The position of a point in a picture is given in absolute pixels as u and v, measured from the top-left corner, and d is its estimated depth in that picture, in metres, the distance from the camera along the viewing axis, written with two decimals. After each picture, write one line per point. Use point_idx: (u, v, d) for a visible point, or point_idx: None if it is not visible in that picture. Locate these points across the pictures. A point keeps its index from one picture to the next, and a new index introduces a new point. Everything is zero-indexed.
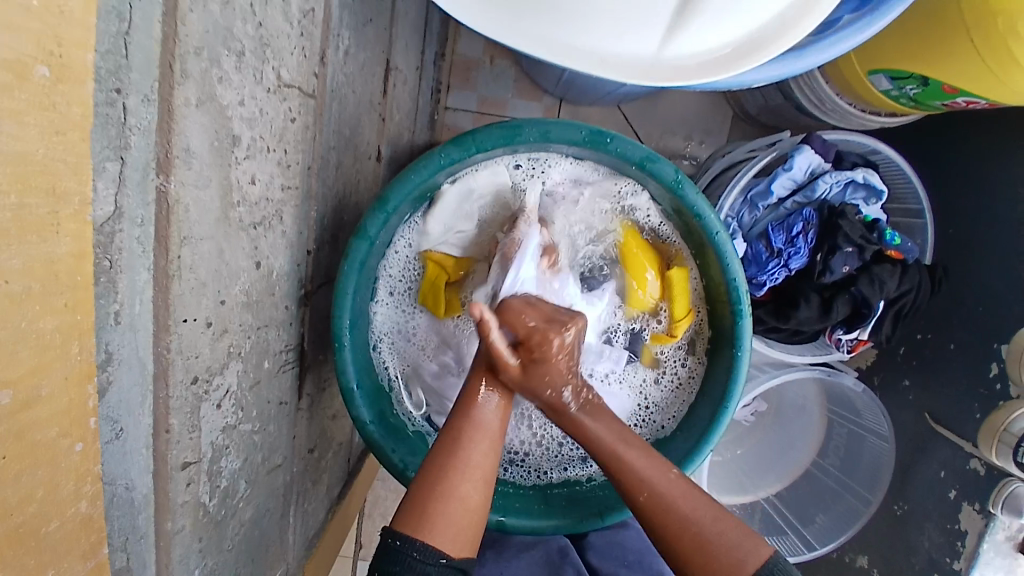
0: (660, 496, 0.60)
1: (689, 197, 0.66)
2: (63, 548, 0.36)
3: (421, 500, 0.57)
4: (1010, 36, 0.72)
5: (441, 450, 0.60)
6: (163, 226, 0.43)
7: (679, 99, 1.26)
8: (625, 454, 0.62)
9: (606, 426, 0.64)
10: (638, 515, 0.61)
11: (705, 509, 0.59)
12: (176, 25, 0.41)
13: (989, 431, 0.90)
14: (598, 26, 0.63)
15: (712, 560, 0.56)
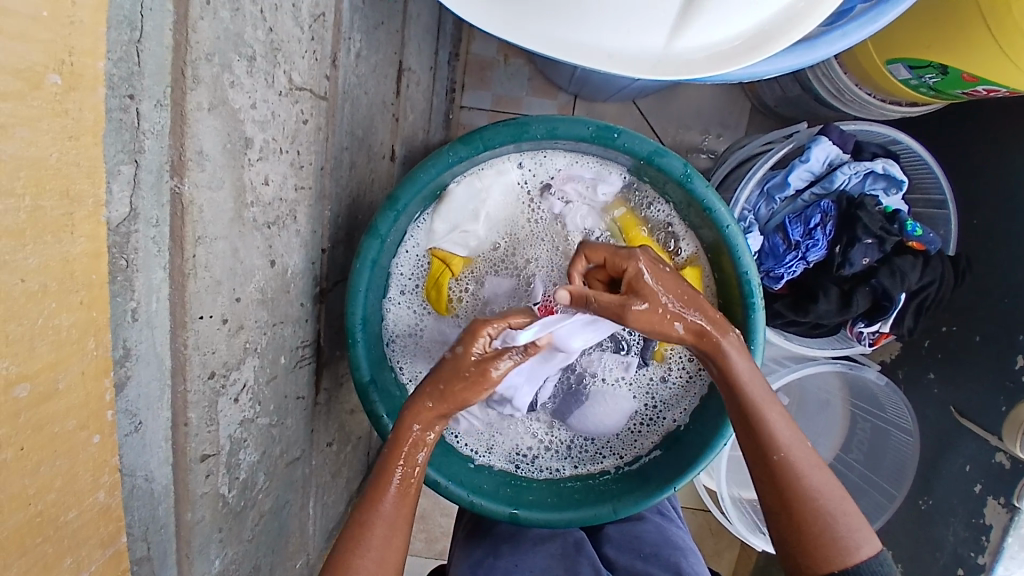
0: (796, 460, 0.62)
1: (700, 190, 0.65)
2: (82, 536, 0.38)
3: (338, 569, 0.58)
4: None
5: (362, 511, 0.60)
6: (178, 225, 0.45)
7: (695, 92, 1.25)
8: (767, 412, 0.63)
9: (755, 384, 0.63)
10: (772, 470, 0.62)
11: (835, 489, 0.61)
12: (187, 32, 0.42)
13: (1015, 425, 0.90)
14: (605, 23, 0.63)
15: (831, 533, 0.59)
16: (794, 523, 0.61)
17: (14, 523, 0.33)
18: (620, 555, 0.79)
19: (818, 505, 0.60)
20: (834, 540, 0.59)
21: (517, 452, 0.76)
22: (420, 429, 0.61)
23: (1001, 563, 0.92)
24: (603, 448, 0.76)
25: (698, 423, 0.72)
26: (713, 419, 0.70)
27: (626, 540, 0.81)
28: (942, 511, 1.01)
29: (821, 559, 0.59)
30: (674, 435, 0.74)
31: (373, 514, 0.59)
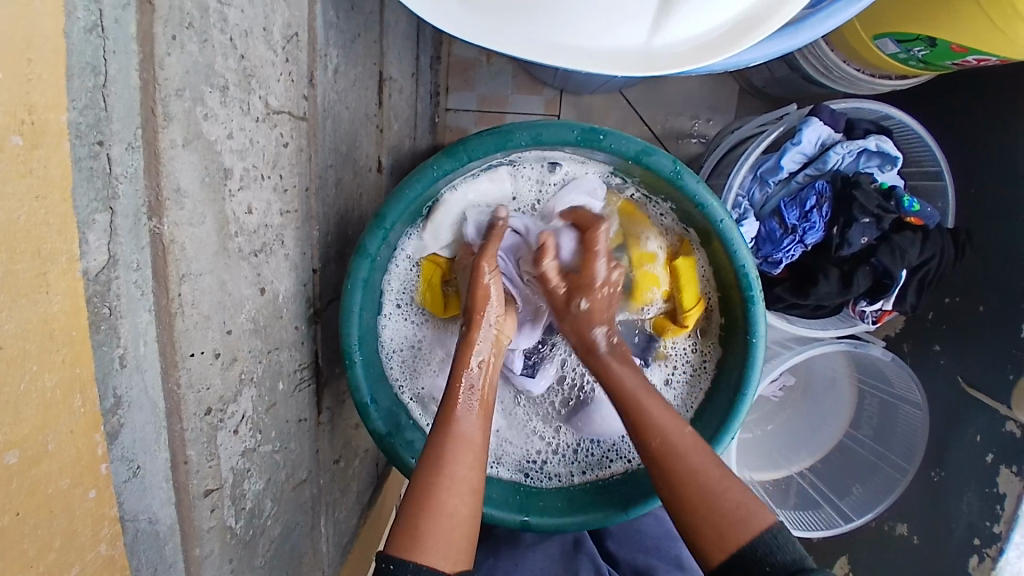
0: (671, 445, 0.62)
1: (691, 186, 0.64)
2: None
3: (421, 500, 0.58)
4: None
5: (441, 431, 0.62)
6: (161, 265, 0.44)
7: (682, 79, 1.23)
8: (646, 401, 0.64)
9: (633, 373, 0.65)
10: (648, 459, 0.62)
11: (716, 467, 0.60)
12: (153, 70, 0.42)
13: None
14: (585, 23, 0.62)
15: (720, 518, 0.58)
16: (683, 510, 0.60)
17: None
18: (621, 548, 0.82)
19: (700, 486, 0.59)
20: (730, 512, 0.57)
21: (524, 459, 0.76)
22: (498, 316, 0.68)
23: (1017, 531, 0.95)
24: (610, 452, 0.75)
25: (702, 419, 0.71)
26: (717, 414, 0.69)
27: (626, 535, 0.83)
28: (956, 484, 1.02)
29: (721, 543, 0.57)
30: None
31: (450, 430, 0.62)
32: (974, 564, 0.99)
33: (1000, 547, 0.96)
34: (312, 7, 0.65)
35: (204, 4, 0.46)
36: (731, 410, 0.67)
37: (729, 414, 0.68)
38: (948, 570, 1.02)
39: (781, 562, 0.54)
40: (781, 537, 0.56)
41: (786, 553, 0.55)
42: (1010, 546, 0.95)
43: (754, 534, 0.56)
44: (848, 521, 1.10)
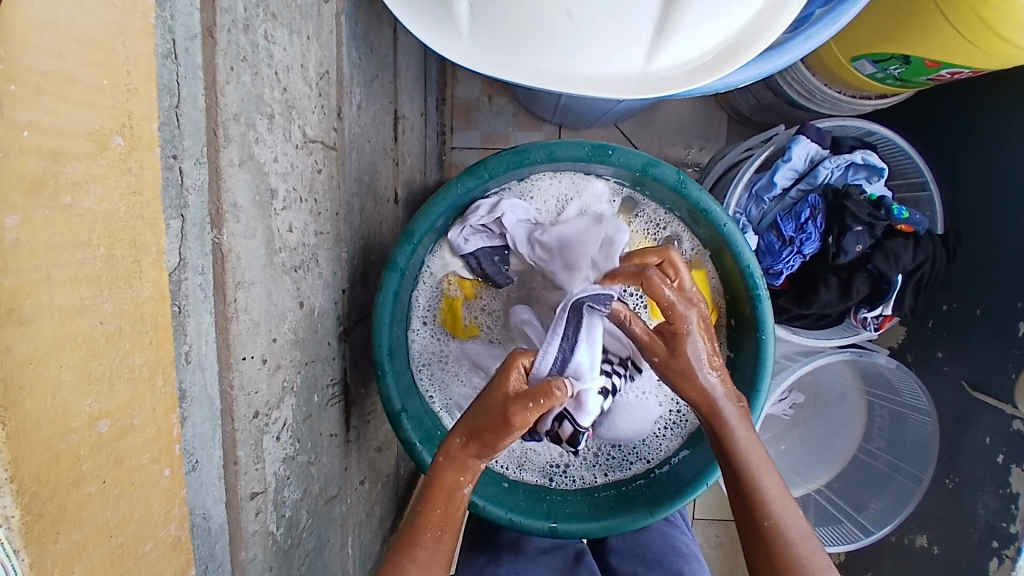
0: (783, 529, 0.58)
1: (695, 195, 0.69)
2: (159, 567, 0.39)
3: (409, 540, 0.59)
4: (978, 6, 0.74)
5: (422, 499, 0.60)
6: (220, 273, 0.49)
7: (674, 111, 1.31)
8: (762, 478, 0.60)
9: (751, 437, 0.62)
10: (754, 535, 0.59)
11: (823, 562, 0.56)
12: (216, 96, 0.47)
13: None
14: (587, 56, 0.68)
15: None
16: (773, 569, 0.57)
17: (99, 556, 0.34)
18: (622, 562, 0.84)
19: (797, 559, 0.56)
20: None
21: (549, 467, 0.77)
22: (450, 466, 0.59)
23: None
24: (630, 453, 0.77)
25: None
26: None
27: (628, 548, 0.85)
28: (970, 487, 1.02)
29: None
30: (699, 430, 0.75)
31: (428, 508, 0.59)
32: (994, 567, 0.96)
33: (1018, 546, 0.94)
34: (339, 49, 0.71)
35: (255, 42, 0.52)
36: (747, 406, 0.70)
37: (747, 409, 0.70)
38: None
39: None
40: None
41: None
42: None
43: None
44: (868, 534, 1.11)
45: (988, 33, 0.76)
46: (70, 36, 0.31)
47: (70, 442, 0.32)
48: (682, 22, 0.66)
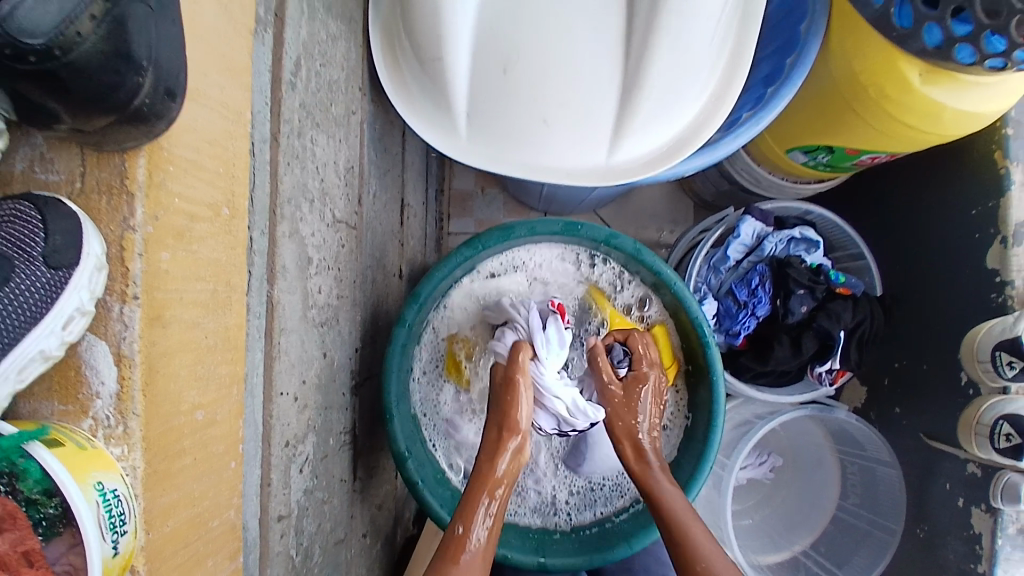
0: (674, 513, 0.69)
1: (649, 260, 0.83)
2: (218, 545, 0.46)
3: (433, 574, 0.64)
4: (884, 100, 0.92)
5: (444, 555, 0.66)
6: (270, 320, 0.61)
7: (646, 198, 1.50)
8: (654, 479, 0.73)
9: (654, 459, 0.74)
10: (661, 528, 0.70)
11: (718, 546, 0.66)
12: (277, 184, 0.62)
13: (966, 427, 1.00)
14: (562, 153, 0.86)
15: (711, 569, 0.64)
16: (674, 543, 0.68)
17: (180, 521, 0.41)
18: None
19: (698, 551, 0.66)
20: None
21: (542, 506, 0.85)
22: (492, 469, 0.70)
23: (999, 567, 0.98)
24: (616, 487, 0.85)
25: (686, 454, 0.82)
26: (697, 447, 0.81)
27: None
28: (940, 532, 1.08)
29: None
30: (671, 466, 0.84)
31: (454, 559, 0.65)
32: None
33: None
34: (362, 150, 0.88)
35: (304, 144, 0.68)
36: (707, 441, 0.80)
37: (706, 445, 0.80)
38: None
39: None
40: None
41: None
42: None
43: None
44: None
45: (894, 120, 0.94)
46: (213, 146, 0.46)
47: (178, 421, 0.41)
48: (634, 124, 0.84)
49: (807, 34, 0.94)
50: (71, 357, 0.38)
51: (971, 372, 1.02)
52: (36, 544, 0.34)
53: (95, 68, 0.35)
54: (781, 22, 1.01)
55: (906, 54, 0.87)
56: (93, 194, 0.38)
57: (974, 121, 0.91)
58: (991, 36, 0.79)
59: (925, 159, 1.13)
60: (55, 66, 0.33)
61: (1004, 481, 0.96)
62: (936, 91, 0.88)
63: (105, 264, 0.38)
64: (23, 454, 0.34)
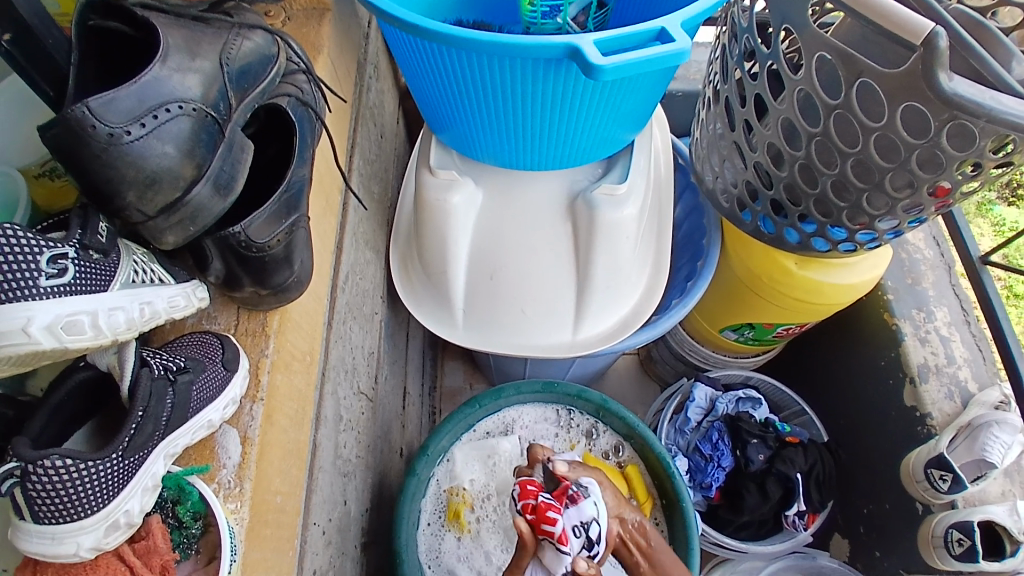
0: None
1: (615, 409, 1.02)
2: None
3: None
4: (774, 285, 1.21)
5: None
6: (313, 457, 0.77)
7: (616, 383, 1.72)
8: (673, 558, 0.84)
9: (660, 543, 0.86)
10: None
11: None
12: (327, 354, 0.84)
13: (927, 542, 1.10)
14: (537, 332, 1.12)
15: None
16: None
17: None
18: None
19: None
20: None
21: None
22: None
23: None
24: None
25: None
26: None
27: None
28: None
29: None
30: None
31: None
32: None
33: None
34: (379, 341, 1.12)
35: (345, 329, 0.92)
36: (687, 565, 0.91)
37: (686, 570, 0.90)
38: None
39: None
40: None
41: None
42: None
43: None
44: None
45: (786, 299, 1.22)
46: (303, 317, 0.70)
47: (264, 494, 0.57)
48: (591, 308, 1.12)
49: (708, 245, 1.30)
50: (209, 438, 0.58)
51: (918, 496, 1.15)
52: (175, 555, 0.52)
53: (279, 259, 0.62)
54: (687, 242, 1.40)
55: (779, 251, 1.18)
56: (247, 335, 0.64)
57: (849, 292, 1.18)
58: (832, 229, 1.03)
59: (835, 328, 1.41)
60: (263, 257, 0.60)
61: None
62: (810, 273, 1.17)
63: (249, 372, 0.62)
64: (189, 482, 0.55)
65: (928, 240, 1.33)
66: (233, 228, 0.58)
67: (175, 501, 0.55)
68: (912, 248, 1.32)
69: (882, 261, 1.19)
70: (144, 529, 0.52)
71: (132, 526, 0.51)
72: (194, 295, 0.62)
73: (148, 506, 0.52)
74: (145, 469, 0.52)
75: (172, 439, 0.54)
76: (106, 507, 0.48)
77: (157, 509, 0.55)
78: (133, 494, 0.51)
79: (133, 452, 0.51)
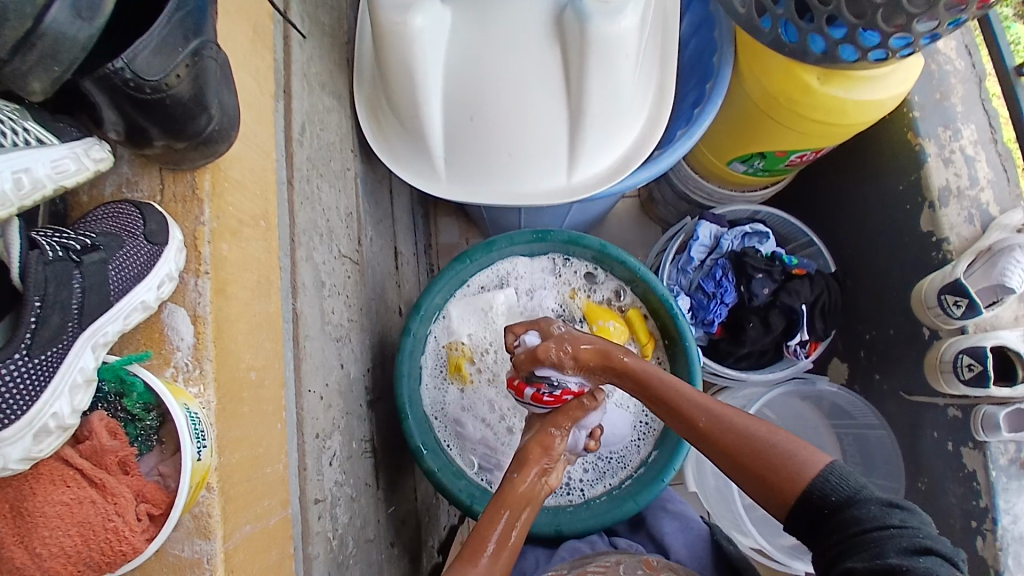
0: (711, 413, 0.76)
1: (614, 252, 0.95)
2: (236, 482, 0.54)
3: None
4: (794, 106, 1.07)
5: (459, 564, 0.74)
6: (296, 326, 0.72)
7: (617, 228, 1.65)
8: (680, 390, 0.79)
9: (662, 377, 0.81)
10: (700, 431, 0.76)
11: (752, 421, 0.74)
12: (293, 220, 0.76)
13: (933, 366, 1.10)
14: (527, 176, 1.00)
15: (749, 438, 0.72)
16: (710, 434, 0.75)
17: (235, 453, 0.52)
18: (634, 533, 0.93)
19: (736, 430, 0.73)
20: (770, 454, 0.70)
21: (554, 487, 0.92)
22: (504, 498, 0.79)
23: (999, 498, 1.02)
24: (619, 460, 0.93)
25: None
26: None
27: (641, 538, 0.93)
28: (939, 481, 1.14)
29: (752, 467, 0.71)
30: (665, 430, 0.93)
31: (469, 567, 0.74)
32: (981, 546, 1.03)
33: (993, 517, 1.02)
34: (357, 201, 1.03)
35: (312, 188, 0.82)
36: None
37: None
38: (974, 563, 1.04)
39: (838, 500, 0.64)
40: (833, 472, 0.66)
41: (837, 481, 0.66)
42: (1002, 515, 1.02)
43: (797, 463, 0.68)
44: None
45: (805, 121, 1.09)
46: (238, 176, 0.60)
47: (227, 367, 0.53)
48: (587, 144, 0.99)
49: (720, 63, 1.13)
50: (155, 320, 0.54)
51: (926, 322, 1.13)
52: (133, 449, 0.50)
53: (186, 101, 0.52)
54: (695, 63, 1.22)
55: (801, 65, 1.02)
56: (173, 201, 0.56)
57: (877, 108, 1.05)
58: (863, 34, 0.87)
59: (852, 152, 1.29)
60: (162, 98, 0.50)
61: (980, 413, 1.04)
62: (835, 89, 1.02)
63: (183, 246, 0.55)
64: (127, 372, 0.51)
65: (959, 49, 1.14)
66: (112, 62, 0.47)
67: (119, 395, 0.52)
68: (942, 59, 1.14)
69: (914, 71, 1.04)
70: (87, 427, 0.50)
71: (66, 429, 0.48)
72: (85, 157, 0.52)
73: (83, 405, 0.49)
74: (72, 363, 0.48)
75: (99, 327, 0.50)
76: (25, 414, 0.45)
77: (103, 404, 0.52)
78: (59, 393, 0.47)
79: (40, 350, 0.47)
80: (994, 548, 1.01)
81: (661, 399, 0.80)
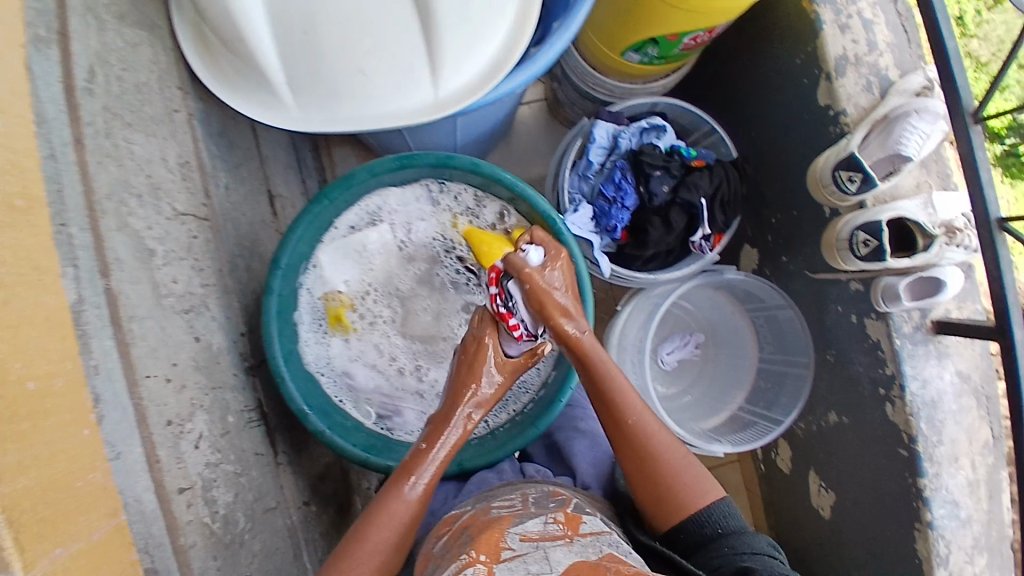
0: (644, 420, 0.79)
1: (488, 170, 0.86)
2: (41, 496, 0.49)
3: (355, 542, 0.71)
4: None
5: (373, 510, 0.73)
6: (114, 308, 0.63)
7: (524, 135, 1.54)
8: (623, 387, 0.81)
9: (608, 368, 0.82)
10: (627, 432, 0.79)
11: (677, 449, 0.79)
12: (87, 183, 0.64)
13: (831, 246, 1.09)
14: (387, 94, 0.88)
15: (667, 456, 0.77)
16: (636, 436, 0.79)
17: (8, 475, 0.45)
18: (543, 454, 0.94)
19: (661, 446, 0.78)
20: (678, 477, 0.76)
21: None
22: (426, 446, 0.77)
23: (906, 365, 1.01)
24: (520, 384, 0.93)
25: None
26: None
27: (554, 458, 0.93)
28: (846, 354, 1.13)
29: (659, 483, 0.77)
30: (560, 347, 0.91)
31: (380, 508, 0.73)
32: (892, 413, 1.03)
33: (901, 384, 1.01)
34: (198, 145, 0.89)
35: (116, 143, 0.70)
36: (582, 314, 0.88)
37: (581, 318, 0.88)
38: (874, 425, 1.09)
39: (716, 532, 0.73)
40: (721, 510, 0.74)
41: (727, 519, 0.74)
42: (908, 381, 1.01)
43: (699, 494, 0.75)
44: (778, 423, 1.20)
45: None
46: None
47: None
48: (448, 48, 0.86)
49: None
50: None
51: (823, 201, 1.11)
52: None
53: None
54: None
55: None
56: None
57: None
58: None
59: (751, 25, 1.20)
60: None
61: (880, 285, 1.03)
62: None
63: None
64: None
65: None
66: None
67: None
68: None
69: None
70: None
71: None
72: None
73: None
74: None
75: None
76: None
77: None
78: None
79: None
80: (903, 412, 1.01)
81: (597, 388, 0.81)
